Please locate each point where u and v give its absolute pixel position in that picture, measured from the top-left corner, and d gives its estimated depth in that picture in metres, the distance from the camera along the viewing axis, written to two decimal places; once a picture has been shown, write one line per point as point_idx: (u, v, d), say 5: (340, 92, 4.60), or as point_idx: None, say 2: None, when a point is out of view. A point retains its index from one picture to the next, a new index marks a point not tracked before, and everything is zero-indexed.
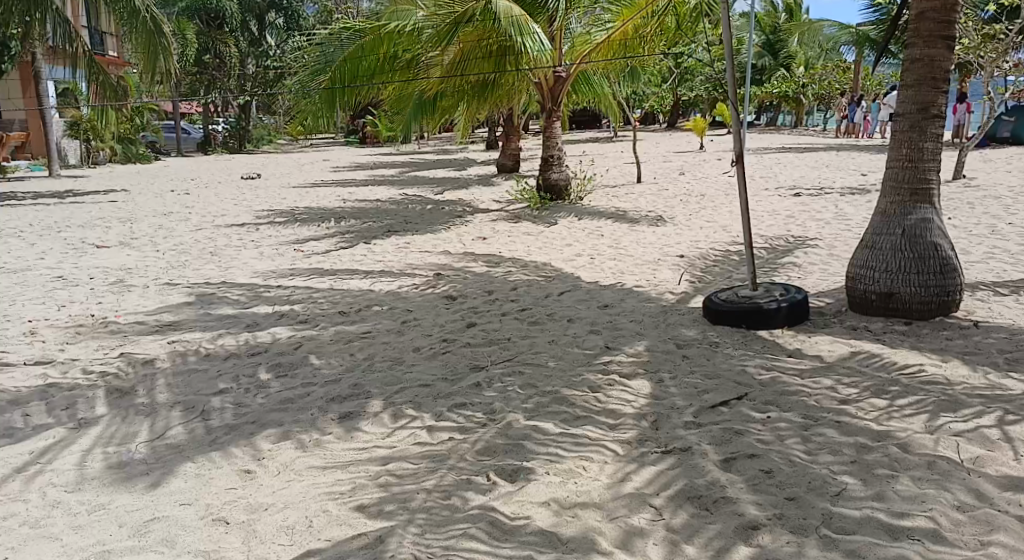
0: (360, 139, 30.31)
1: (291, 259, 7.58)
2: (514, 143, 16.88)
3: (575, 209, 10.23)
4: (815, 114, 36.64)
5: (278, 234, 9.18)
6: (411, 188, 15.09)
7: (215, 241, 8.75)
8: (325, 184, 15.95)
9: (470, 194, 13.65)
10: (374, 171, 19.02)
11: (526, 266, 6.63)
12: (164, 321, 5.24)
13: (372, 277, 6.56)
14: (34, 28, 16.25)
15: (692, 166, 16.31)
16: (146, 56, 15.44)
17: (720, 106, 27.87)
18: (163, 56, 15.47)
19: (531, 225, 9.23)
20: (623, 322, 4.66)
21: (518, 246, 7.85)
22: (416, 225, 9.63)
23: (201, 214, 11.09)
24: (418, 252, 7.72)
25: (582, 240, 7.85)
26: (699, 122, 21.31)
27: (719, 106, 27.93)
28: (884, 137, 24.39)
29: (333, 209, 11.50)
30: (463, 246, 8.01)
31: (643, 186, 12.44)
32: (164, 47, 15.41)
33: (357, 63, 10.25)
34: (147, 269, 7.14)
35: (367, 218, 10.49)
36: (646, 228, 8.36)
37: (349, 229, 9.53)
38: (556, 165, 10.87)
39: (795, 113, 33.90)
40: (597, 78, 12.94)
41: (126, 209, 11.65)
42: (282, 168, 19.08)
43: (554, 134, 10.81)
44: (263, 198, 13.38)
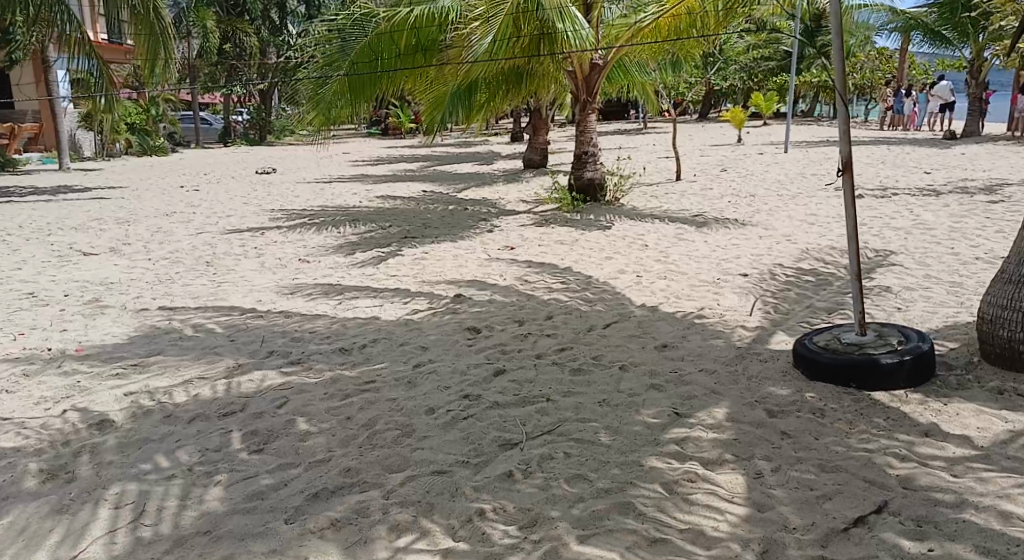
0: (382, 131, 29.54)
1: (294, 273, 6.73)
2: (542, 136, 15.92)
3: (612, 212, 9.25)
4: (855, 106, 35.20)
5: (285, 241, 8.33)
6: (432, 184, 14.19)
7: (215, 249, 7.93)
8: (342, 180, 15.13)
9: (496, 192, 12.72)
10: (395, 166, 18.16)
11: (562, 285, 5.68)
12: (131, 357, 4.40)
13: (383, 297, 5.66)
14: (41, 15, 15.54)
15: (733, 161, 15.23)
16: (147, 46, 14.67)
17: (757, 97, 26.63)
18: (165, 46, 14.68)
19: (564, 230, 8.29)
20: (691, 370, 3.70)
21: (551, 256, 6.92)
22: (436, 230, 8.72)
23: (205, 216, 10.29)
24: (438, 264, 6.82)
25: (624, 250, 6.89)
26: (737, 115, 20.20)
27: (756, 97, 26.69)
28: (933, 129, 23.07)
29: (348, 210, 10.64)
30: (489, 256, 7.07)
31: (684, 184, 11.42)
32: (166, 35, 14.61)
33: (375, 55, 9.24)
34: (130, 284, 6.31)
35: (383, 221, 9.60)
36: (696, 235, 7.37)
37: (363, 234, 8.65)
38: (591, 163, 9.87)
39: (834, 104, 32.52)
40: (635, 67, 11.90)
41: (129, 209, 10.90)
42: (299, 162, 18.30)
43: (589, 128, 9.83)
44: (275, 196, 12.57)
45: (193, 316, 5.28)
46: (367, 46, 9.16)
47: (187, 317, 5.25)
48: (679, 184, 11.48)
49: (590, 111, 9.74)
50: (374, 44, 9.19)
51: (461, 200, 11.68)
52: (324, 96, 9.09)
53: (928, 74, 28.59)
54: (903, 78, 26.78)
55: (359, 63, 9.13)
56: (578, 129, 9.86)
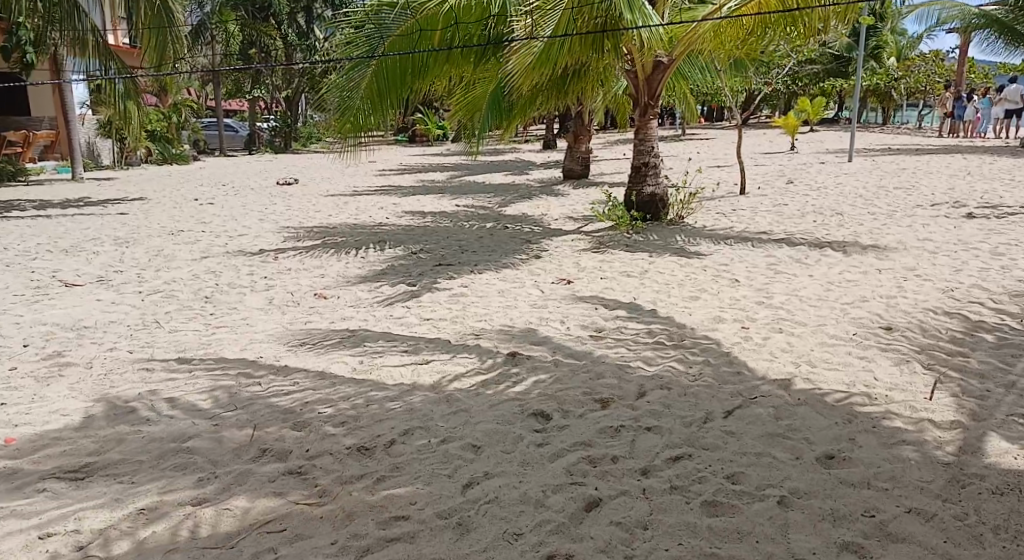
0: (410, 138, 28.58)
1: (304, 315, 5.51)
2: (583, 145, 14.64)
3: (678, 234, 7.94)
4: (904, 112, 33.59)
5: (299, 268, 7.15)
6: (465, 197, 12.98)
7: (217, 279, 6.76)
8: (368, 191, 14.03)
9: (537, 207, 11.47)
10: (423, 175, 16.98)
11: (648, 338, 4.41)
12: (76, 455, 3.21)
13: (416, 351, 4.40)
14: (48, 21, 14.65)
15: (795, 172, 13.83)
16: (156, 50, 13.55)
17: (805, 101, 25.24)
18: (175, 51, 13.55)
19: (627, 256, 7.00)
20: (892, 515, 2.44)
21: (619, 293, 5.66)
22: (474, 256, 7.47)
23: (213, 234, 9.16)
24: (482, 304, 5.58)
25: (711, 285, 5.60)
26: (790, 121, 18.78)
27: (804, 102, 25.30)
28: (1000, 136, 21.51)
29: (372, 228, 9.46)
30: (544, 292, 5.81)
31: (750, 199, 10.07)
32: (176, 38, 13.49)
33: (405, 50, 7.98)
34: (106, 330, 5.14)
35: (413, 242, 8.39)
36: (795, 266, 6.07)
37: (390, 260, 7.45)
38: (653, 175, 8.50)
39: (884, 109, 30.96)
40: (692, 69, 10.60)
41: (131, 227, 9.81)
42: (322, 171, 17.19)
43: (650, 135, 8.51)
44: (295, 211, 11.43)
45: (172, 379, 4.08)
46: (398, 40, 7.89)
47: (165, 381, 4.05)
48: (745, 199, 10.13)
49: (651, 117, 8.44)
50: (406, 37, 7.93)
51: (498, 216, 10.44)
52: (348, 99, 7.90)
53: (988, 77, 26.91)
54: (963, 81, 25.13)
55: (389, 60, 7.90)
56: (638, 138, 8.54)
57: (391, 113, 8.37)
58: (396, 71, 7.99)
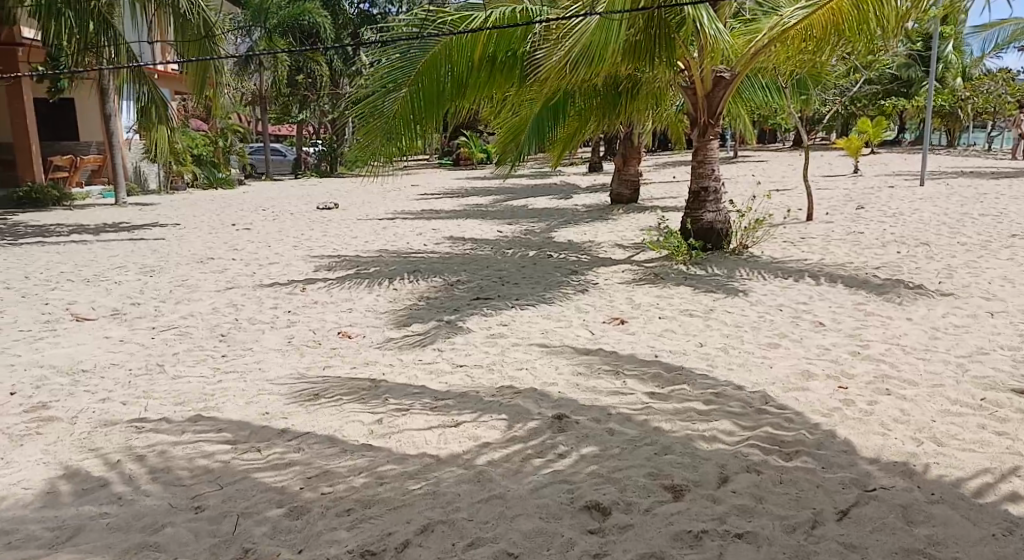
0: (454, 161, 28.28)
1: (323, 358, 4.89)
2: (633, 168, 13.91)
3: (743, 265, 7.17)
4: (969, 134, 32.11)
5: (325, 302, 6.58)
6: (509, 222, 12.38)
7: (236, 314, 6.22)
8: (407, 216, 13.51)
9: (584, 233, 10.78)
10: (466, 200, 16.46)
11: (723, 400, 3.68)
12: (25, 551, 2.63)
13: (446, 410, 3.72)
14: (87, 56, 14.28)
15: (861, 197, 12.92)
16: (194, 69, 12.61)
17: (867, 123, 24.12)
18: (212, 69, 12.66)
19: (687, 291, 6.27)
20: None
21: (682, 335, 4.93)
22: (516, 288, 6.81)
23: (242, 263, 8.68)
24: (524, 348, 4.90)
25: (790, 330, 4.84)
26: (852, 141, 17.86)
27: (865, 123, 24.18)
28: None
29: (408, 257, 8.87)
30: (596, 334, 5.11)
31: (818, 227, 9.25)
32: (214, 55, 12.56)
33: (442, 67, 7.34)
34: (103, 375, 4.59)
35: (450, 271, 7.78)
36: (887, 308, 5.27)
37: (425, 292, 6.84)
38: (713, 200, 7.73)
39: (948, 129, 29.60)
40: (751, 86, 9.84)
41: (161, 254, 9.41)
42: (363, 194, 16.80)
43: (709, 157, 7.74)
44: (331, 238, 10.96)
45: (160, 441, 3.49)
46: (435, 57, 7.24)
47: (151, 444, 3.46)
48: (812, 227, 9.31)
49: (712, 137, 7.66)
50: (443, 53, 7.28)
51: (543, 244, 9.78)
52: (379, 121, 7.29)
53: None
54: None
55: (424, 80, 7.27)
56: (697, 159, 7.78)
57: (423, 134, 7.73)
58: (432, 91, 7.37)
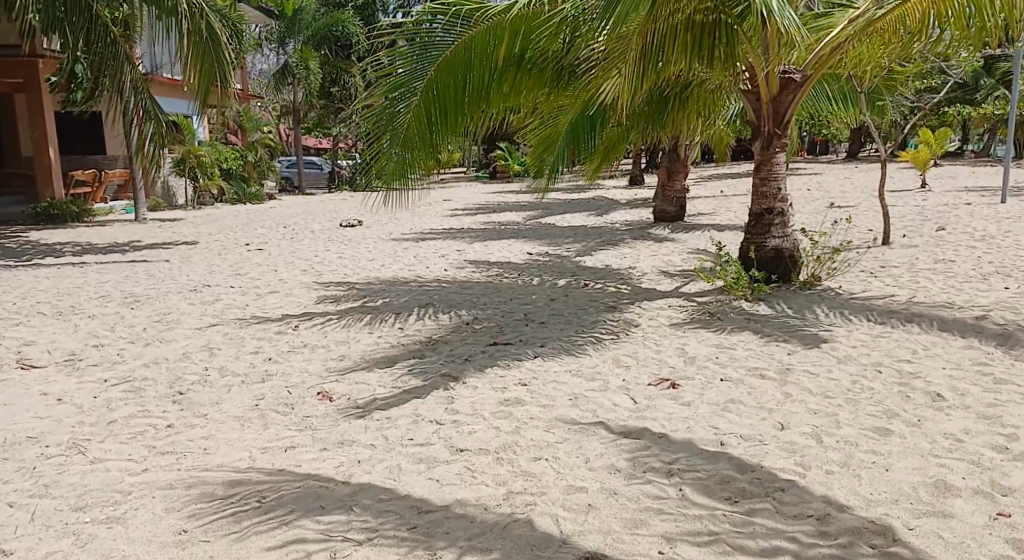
0: (491, 174, 27.37)
1: (291, 430, 3.88)
2: (680, 182, 12.69)
3: (815, 303, 6.00)
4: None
5: (317, 344, 5.59)
6: (540, 242, 11.30)
7: (209, 360, 5.26)
8: (433, 235, 12.51)
9: (624, 257, 9.66)
10: (497, 217, 15.43)
11: (827, 538, 2.60)
12: None
13: (432, 537, 2.72)
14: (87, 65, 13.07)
15: (936, 216, 11.59)
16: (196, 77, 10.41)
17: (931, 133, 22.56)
18: (220, 80, 10.48)
19: (751, 338, 5.14)
20: None
21: (750, 406, 3.83)
22: (542, 329, 5.72)
23: (236, 292, 7.73)
24: (547, 418, 3.84)
25: (897, 407, 3.72)
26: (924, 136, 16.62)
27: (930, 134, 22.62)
28: None
29: (424, 286, 7.83)
30: (639, 399, 4.02)
31: (897, 255, 8.02)
32: (222, 68, 10.36)
33: (460, 70, 6.06)
34: (10, 455, 3.62)
35: (468, 305, 6.74)
36: (1020, 374, 4.12)
37: (435, 331, 5.81)
38: (779, 225, 6.53)
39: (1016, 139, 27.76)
40: (818, 90, 8.58)
41: (155, 280, 8.52)
42: (389, 210, 15.90)
43: (775, 173, 6.53)
44: (345, 261, 10.00)
45: None
46: (451, 60, 5.98)
47: None
48: (889, 255, 8.08)
49: (779, 149, 6.46)
50: (461, 55, 6.02)
51: (577, 269, 8.69)
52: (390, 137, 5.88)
53: None
54: None
55: (440, 86, 5.97)
56: (760, 176, 6.59)
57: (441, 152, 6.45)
58: (452, 100, 6.06)
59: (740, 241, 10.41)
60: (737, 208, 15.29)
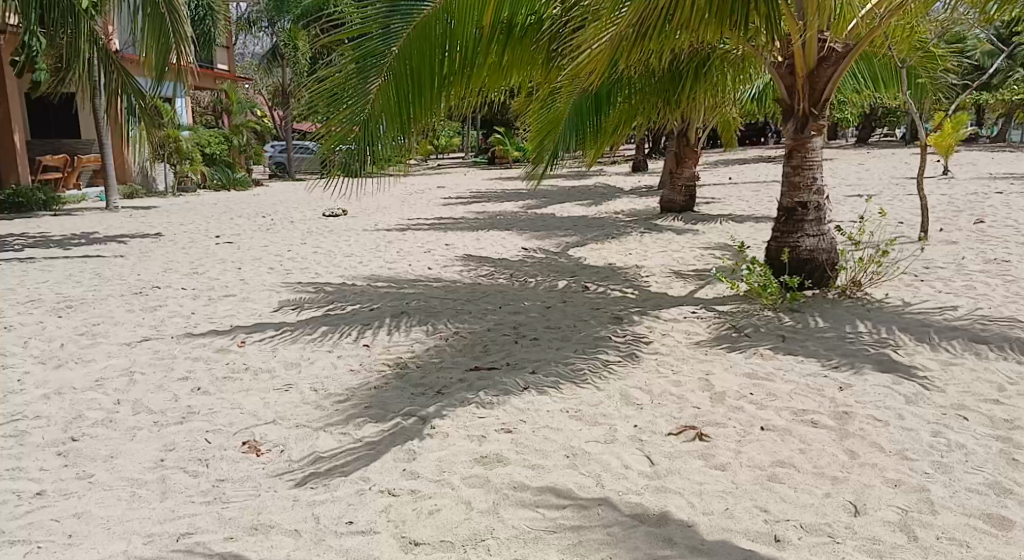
0: (489, 160, 26.37)
1: (196, 503, 2.93)
2: (689, 170, 11.66)
3: (860, 315, 5.04)
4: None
5: (262, 366, 4.63)
6: (537, 235, 10.33)
7: (126, 389, 4.32)
8: (421, 226, 11.52)
9: (628, 253, 8.69)
10: (493, 206, 14.44)
11: None
12: None
13: None
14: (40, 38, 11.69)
15: (970, 206, 10.61)
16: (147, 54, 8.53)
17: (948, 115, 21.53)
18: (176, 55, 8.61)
19: (790, 363, 4.18)
20: None
21: (803, 473, 2.88)
22: (534, 349, 4.76)
23: (186, 296, 6.77)
24: (535, 487, 2.88)
25: (1005, 478, 2.77)
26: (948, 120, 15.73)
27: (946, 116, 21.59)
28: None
29: (403, 288, 6.84)
30: (655, 457, 3.07)
31: (942, 255, 7.04)
32: (180, 39, 8.55)
33: (438, 38, 4.88)
34: None
35: (450, 314, 5.77)
36: None
37: (408, 351, 4.84)
38: (813, 221, 5.60)
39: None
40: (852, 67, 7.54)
41: (101, 280, 7.54)
42: (379, 197, 14.92)
43: (812, 160, 5.58)
44: (320, 257, 9.03)
45: None
46: (427, 24, 4.79)
47: None
48: (933, 253, 7.11)
49: (814, 133, 5.50)
50: (438, 20, 4.83)
51: (577, 269, 7.72)
52: (348, 115, 4.69)
53: None
54: None
55: (413, 58, 4.79)
56: (791, 164, 5.62)
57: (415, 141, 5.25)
58: (427, 74, 4.87)
59: (756, 235, 9.43)
60: (749, 197, 14.31)
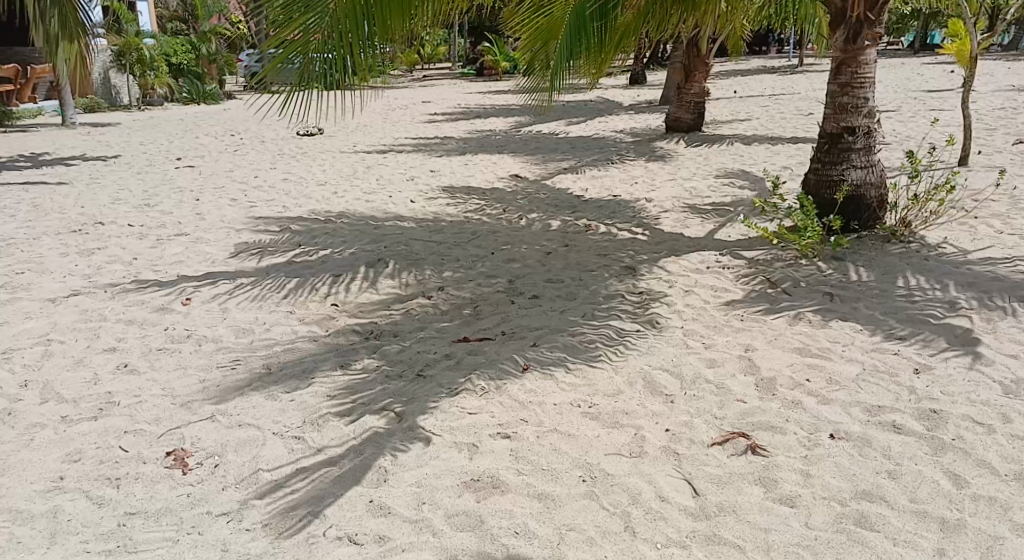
0: (477, 71, 25.04)
1: (93, 554, 2.20)
2: (695, 84, 10.67)
3: (917, 265, 4.29)
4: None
5: (206, 333, 3.85)
6: (531, 158, 9.43)
7: (37, 366, 3.54)
8: (403, 147, 10.58)
9: (632, 181, 7.85)
10: (481, 124, 13.42)
11: None
12: None
13: None
14: None
15: (1001, 124, 9.75)
16: None
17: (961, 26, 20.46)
18: None
19: (846, 333, 3.45)
20: None
21: (900, 512, 2.19)
22: (534, 313, 4.00)
23: (131, 235, 5.91)
24: (546, 534, 2.18)
25: None
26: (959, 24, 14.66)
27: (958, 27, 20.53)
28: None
29: (380, 227, 6.01)
30: (699, 484, 2.36)
31: (990, 184, 6.25)
32: None
33: None
34: None
35: (434, 265, 4.98)
36: None
37: (384, 314, 4.07)
38: (862, 149, 4.80)
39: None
40: None
41: (38, 214, 6.64)
42: (358, 113, 13.86)
43: (864, 75, 4.72)
44: (291, 185, 8.13)
45: None
46: None
47: None
48: (977, 182, 6.32)
49: (870, 44, 4.69)
50: None
51: (577, 204, 6.89)
52: (303, 23, 3.68)
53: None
54: None
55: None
56: (840, 81, 4.79)
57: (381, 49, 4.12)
58: None
59: (771, 160, 8.59)
60: (755, 115, 13.35)
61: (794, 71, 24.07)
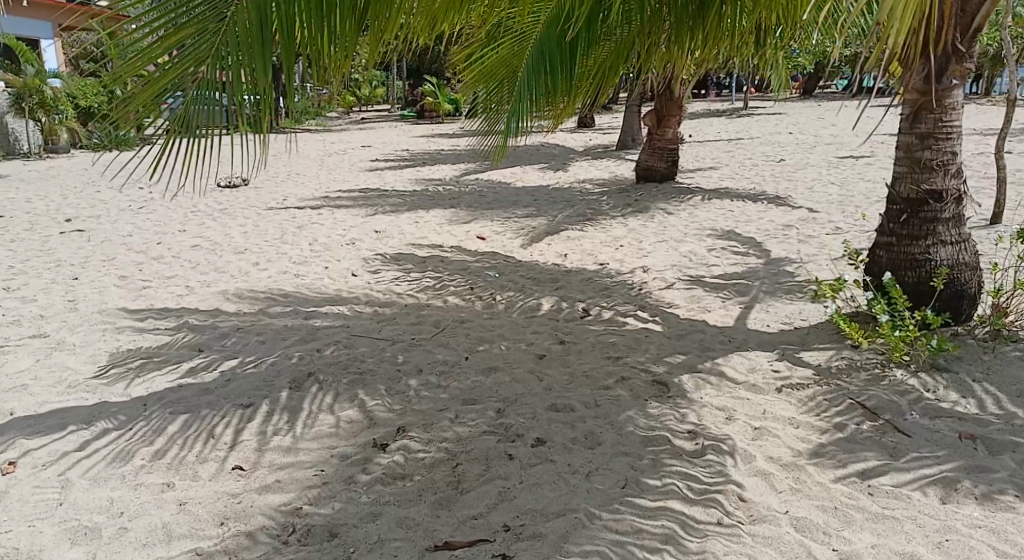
0: (418, 114, 23.92)
1: None
2: (669, 129, 9.66)
3: None
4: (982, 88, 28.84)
5: (18, 541, 2.58)
6: (491, 214, 8.19)
7: None
8: (341, 202, 9.21)
9: (617, 244, 6.67)
10: (428, 172, 12.13)
11: None
12: None
13: None
14: None
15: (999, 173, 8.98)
16: None
17: None
18: None
19: None
20: None
21: None
22: (547, 477, 2.69)
23: None
24: None
25: None
26: None
27: None
28: None
29: (313, 318, 4.63)
30: None
31: None
32: None
33: None
34: None
35: (389, 384, 3.61)
36: None
37: (314, 487, 2.69)
38: (950, 219, 3.68)
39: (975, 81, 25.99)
40: None
41: None
42: (291, 161, 12.43)
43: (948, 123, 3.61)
44: (202, 255, 6.65)
45: None
46: None
47: None
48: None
49: (957, 83, 3.56)
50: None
51: (559, 277, 5.63)
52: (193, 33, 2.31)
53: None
54: None
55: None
56: (919, 132, 3.66)
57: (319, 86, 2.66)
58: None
59: (767, 216, 7.56)
60: (723, 161, 12.49)
61: (741, 114, 23.66)
